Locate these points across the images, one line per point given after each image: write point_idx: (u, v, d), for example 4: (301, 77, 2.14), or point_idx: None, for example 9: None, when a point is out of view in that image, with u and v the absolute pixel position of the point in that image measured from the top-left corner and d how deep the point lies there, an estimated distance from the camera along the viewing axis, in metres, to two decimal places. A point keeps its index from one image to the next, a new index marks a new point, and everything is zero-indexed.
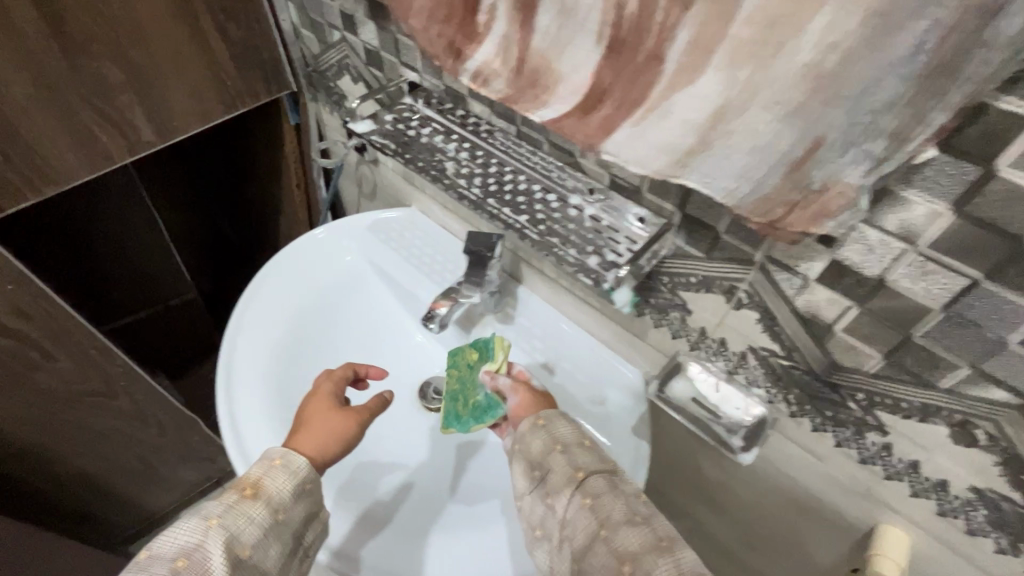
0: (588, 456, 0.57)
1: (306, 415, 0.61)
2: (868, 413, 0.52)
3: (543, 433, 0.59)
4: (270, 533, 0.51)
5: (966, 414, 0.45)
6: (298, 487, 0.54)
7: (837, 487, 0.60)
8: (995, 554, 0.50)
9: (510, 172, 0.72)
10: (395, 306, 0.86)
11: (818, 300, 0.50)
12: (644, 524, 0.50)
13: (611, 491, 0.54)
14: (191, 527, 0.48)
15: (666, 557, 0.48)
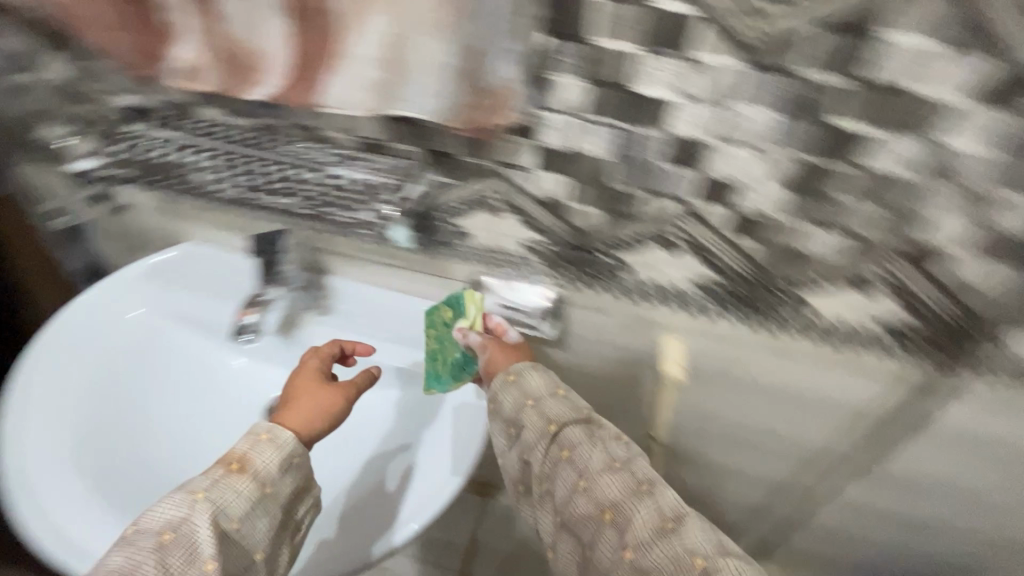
0: (559, 407, 0.60)
1: (298, 393, 0.61)
2: (614, 259, 0.66)
3: (515, 390, 0.61)
4: (258, 507, 0.52)
5: (665, 230, 0.60)
6: (285, 461, 0.55)
7: (627, 328, 0.74)
8: (725, 323, 0.69)
9: (265, 164, 0.69)
10: (204, 345, 0.81)
11: (548, 185, 0.60)
12: (622, 469, 0.55)
13: (589, 440, 0.58)
14: (178, 500, 0.49)
15: (646, 500, 0.53)
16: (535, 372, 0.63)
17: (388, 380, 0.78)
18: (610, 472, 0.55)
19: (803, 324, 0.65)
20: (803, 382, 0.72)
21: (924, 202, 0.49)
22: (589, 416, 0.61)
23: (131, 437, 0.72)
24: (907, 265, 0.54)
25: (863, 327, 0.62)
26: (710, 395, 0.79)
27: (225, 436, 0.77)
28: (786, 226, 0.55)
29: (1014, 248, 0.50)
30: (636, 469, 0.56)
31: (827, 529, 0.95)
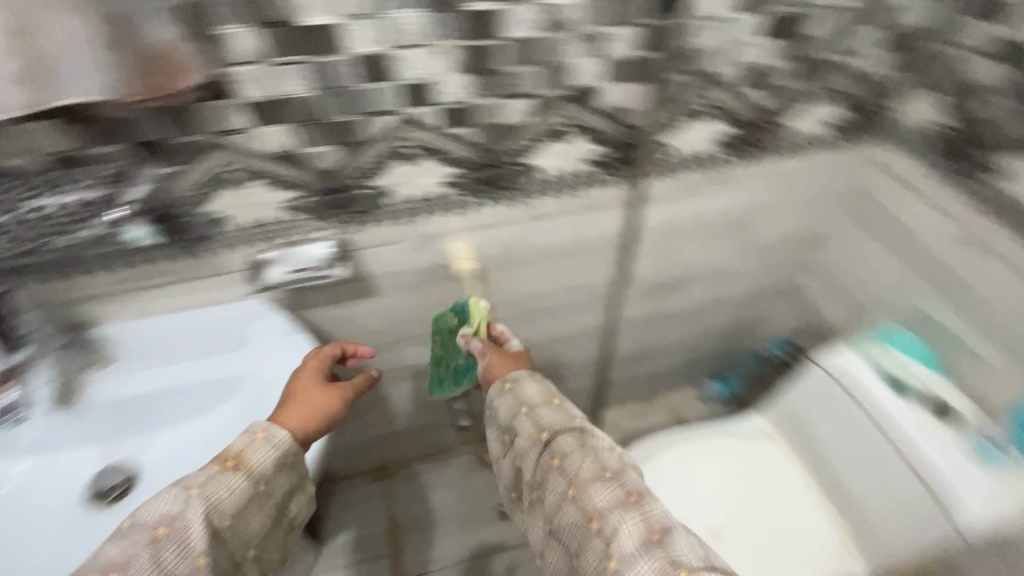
0: (551, 415, 0.70)
1: (302, 388, 0.71)
2: (372, 188, 0.72)
3: (510, 396, 0.74)
4: (252, 501, 0.59)
5: (393, 143, 0.68)
6: (278, 458, 0.63)
7: (415, 247, 0.82)
8: (486, 210, 0.81)
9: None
10: None
11: (273, 139, 0.63)
12: (613, 480, 0.61)
13: (579, 449, 0.66)
14: (170, 496, 0.54)
15: (635, 512, 0.58)
16: (531, 381, 0.76)
17: (204, 395, 0.76)
18: (602, 481, 0.61)
19: (540, 184, 0.80)
20: (565, 234, 0.89)
21: (560, 53, 0.65)
22: (582, 426, 0.69)
23: None
24: (576, 107, 0.71)
25: (579, 170, 0.79)
26: (510, 276, 0.93)
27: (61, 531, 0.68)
28: (483, 105, 0.67)
29: (631, 69, 0.69)
30: (626, 483, 0.61)
31: (643, 339, 1.22)
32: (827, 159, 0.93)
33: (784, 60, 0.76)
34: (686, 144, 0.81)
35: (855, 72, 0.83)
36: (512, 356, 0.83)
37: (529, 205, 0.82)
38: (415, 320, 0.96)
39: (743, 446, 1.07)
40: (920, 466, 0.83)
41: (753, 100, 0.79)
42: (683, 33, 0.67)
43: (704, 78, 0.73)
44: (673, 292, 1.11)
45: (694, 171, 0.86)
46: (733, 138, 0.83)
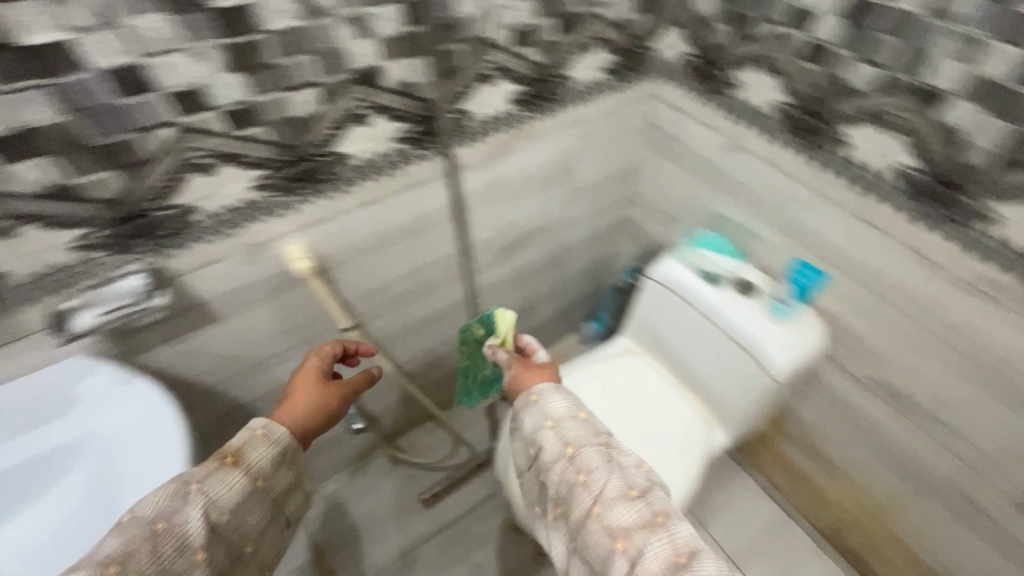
0: (577, 430, 0.70)
1: (302, 383, 0.82)
2: (174, 207, 0.70)
3: (536, 409, 0.74)
4: (249, 499, 0.64)
5: (181, 155, 0.66)
6: (275, 458, 0.69)
7: (246, 259, 0.81)
8: (309, 206, 0.81)
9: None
10: None
11: (34, 175, 0.58)
12: (639, 498, 0.63)
13: (606, 465, 0.66)
14: (170, 490, 0.59)
15: (659, 534, 0.59)
16: (554, 392, 0.75)
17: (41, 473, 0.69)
18: (627, 501, 0.62)
19: (356, 171, 0.82)
20: (399, 214, 0.93)
21: (330, 39, 0.67)
22: (609, 438, 0.69)
23: None
24: (365, 88, 0.74)
25: (389, 149, 0.83)
26: (359, 268, 0.96)
27: None
28: (267, 102, 0.68)
29: (404, 44, 0.73)
30: (653, 502, 0.63)
31: (510, 294, 1.37)
32: (611, 103, 1.09)
33: (545, 17, 0.84)
34: (482, 107, 0.88)
35: (613, 19, 0.94)
36: (535, 365, 0.84)
37: (352, 193, 0.84)
38: (272, 335, 0.94)
39: (608, 364, 1.21)
40: (731, 329, 1.01)
41: (529, 56, 0.88)
42: (443, 3, 0.72)
43: (478, 43, 0.80)
44: (520, 246, 1.24)
45: (499, 131, 0.94)
46: (522, 94, 0.92)
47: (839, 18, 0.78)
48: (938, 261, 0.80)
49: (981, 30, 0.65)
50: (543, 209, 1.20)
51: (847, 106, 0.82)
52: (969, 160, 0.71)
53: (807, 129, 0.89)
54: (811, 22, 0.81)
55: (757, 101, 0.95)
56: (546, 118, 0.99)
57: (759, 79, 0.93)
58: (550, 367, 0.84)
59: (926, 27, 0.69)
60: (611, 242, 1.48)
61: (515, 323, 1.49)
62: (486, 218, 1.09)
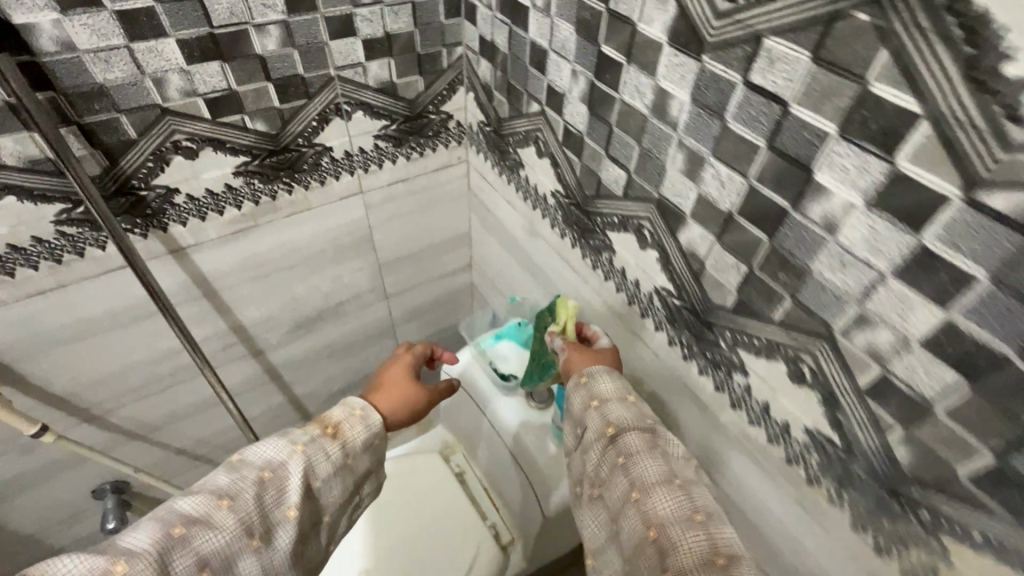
0: (622, 410, 0.57)
1: (401, 373, 0.68)
2: None
3: (583, 390, 0.60)
4: (341, 471, 0.56)
5: None
6: (369, 440, 0.59)
7: None
8: None
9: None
10: None
11: None
12: (679, 491, 0.50)
13: (649, 448, 0.54)
14: (278, 444, 0.53)
15: (698, 529, 0.47)
16: (608, 375, 0.61)
17: None
18: (668, 488, 0.50)
19: (6, 256, 0.68)
20: (98, 301, 0.78)
21: None
22: (653, 427, 0.56)
23: None
24: None
25: (50, 233, 0.68)
26: (60, 359, 0.81)
27: None
28: None
29: (8, 116, 0.58)
30: (695, 496, 0.50)
31: (331, 367, 1.21)
32: (404, 171, 0.94)
33: (255, 82, 0.70)
34: (189, 182, 0.74)
35: (375, 84, 0.80)
36: (596, 351, 0.68)
37: (6, 283, 0.70)
38: None
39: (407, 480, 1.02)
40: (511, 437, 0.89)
41: (247, 126, 0.73)
42: (61, 69, 0.58)
43: (153, 112, 0.65)
44: (325, 321, 1.09)
45: (230, 207, 0.80)
46: (251, 166, 0.77)
47: (585, 106, 0.63)
48: (703, 402, 0.66)
49: (702, 145, 0.50)
50: (347, 282, 1.05)
51: (606, 208, 0.68)
52: (712, 296, 0.57)
53: (580, 224, 0.75)
54: (564, 106, 0.67)
55: (540, 184, 0.80)
56: (303, 190, 0.85)
57: (537, 161, 0.78)
58: (609, 355, 0.68)
59: (654, 131, 0.55)
60: (459, 308, 1.33)
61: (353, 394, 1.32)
62: (252, 298, 0.94)
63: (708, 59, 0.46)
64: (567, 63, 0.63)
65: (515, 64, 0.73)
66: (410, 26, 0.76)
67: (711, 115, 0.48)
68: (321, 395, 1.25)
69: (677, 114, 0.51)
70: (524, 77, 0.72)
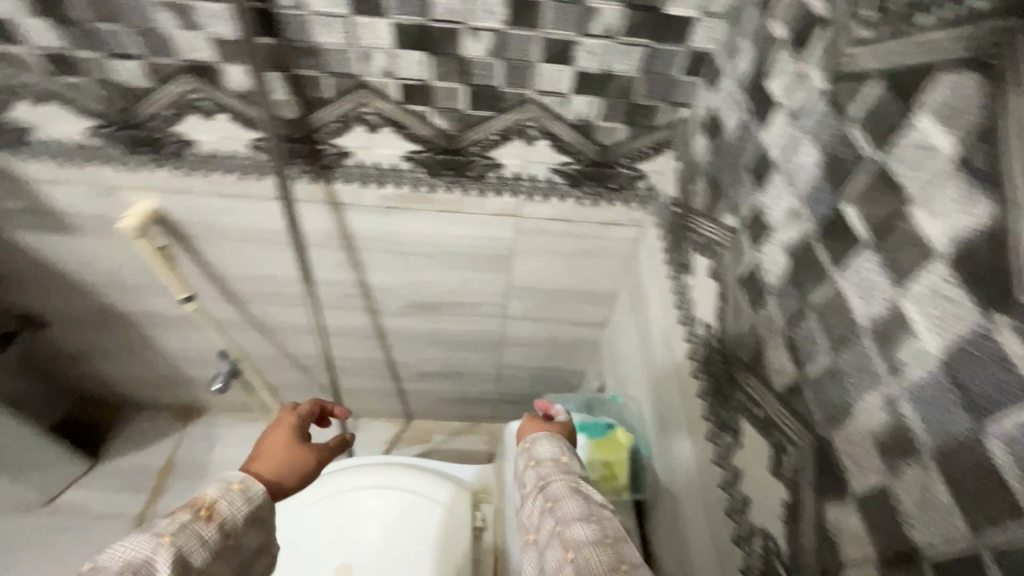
0: (551, 462, 0.60)
1: (282, 433, 0.68)
2: (11, 122, 0.72)
3: (523, 454, 0.63)
4: (218, 555, 0.54)
5: (10, 79, 0.67)
6: (251, 513, 0.57)
7: (92, 196, 0.82)
8: (160, 175, 0.78)
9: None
10: None
11: None
12: (593, 519, 0.52)
13: (571, 491, 0.56)
14: (139, 541, 0.50)
15: (608, 549, 0.50)
16: (547, 440, 0.62)
17: None
18: (582, 520, 0.52)
19: (207, 161, 0.76)
20: (262, 219, 0.85)
21: (143, 19, 0.61)
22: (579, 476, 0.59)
23: None
24: (207, 85, 0.67)
25: (243, 152, 0.75)
26: (222, 251, 0.92)
27: None
28: (86, 58, 0.64)
29: (236, 51, 0.63)
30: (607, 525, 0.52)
31: (431, 351, 1.21)
32: (571, 212, 0.84)
33: (450, 82, 0.66)
34: (363, 151, 0.75)
35: (572, 118, 0.70)
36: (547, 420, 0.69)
37: (202, 179, 0.79)
38: (131, 269, 0.95)
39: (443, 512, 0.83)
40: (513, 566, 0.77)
41: (431, 119, 0.71)
42: (289, 23, 0.60)
43: (352, 81, 0.66)
44: (441, 311, 1.08)
45: (389, 183, 0.79)
46: (421, 156, 0.75)
47: (788, 258, 0.46)
48: None
49: (924, 427, 0.31)
50: (474, 288, 1.02)
51: (756, 388, 0.50)
52: None
53: (719, 379, 0.58)
54: (763, 241, 0.50)
55: (698, 302, 0.64)
56: (461, 195, 0.81)
57: (706, 278, 0.62)
58: (564, 427, 0.68)
59: (860, 353, 0.37)
60: (576, 355, 1.21)
61: (443, 381, 1.33)
62: (385, 266, 0.96)
63: (1001, 327, 0.27)
64: (789, 196, 0.46)
65: (733, 157, 0.57)
66: (635, 71, 0.65)
67: (960, 406, 0.29)
68: (414, 368, 1.27)
69: (907, 361, 0.33)
70: (735, 179, 0.56)
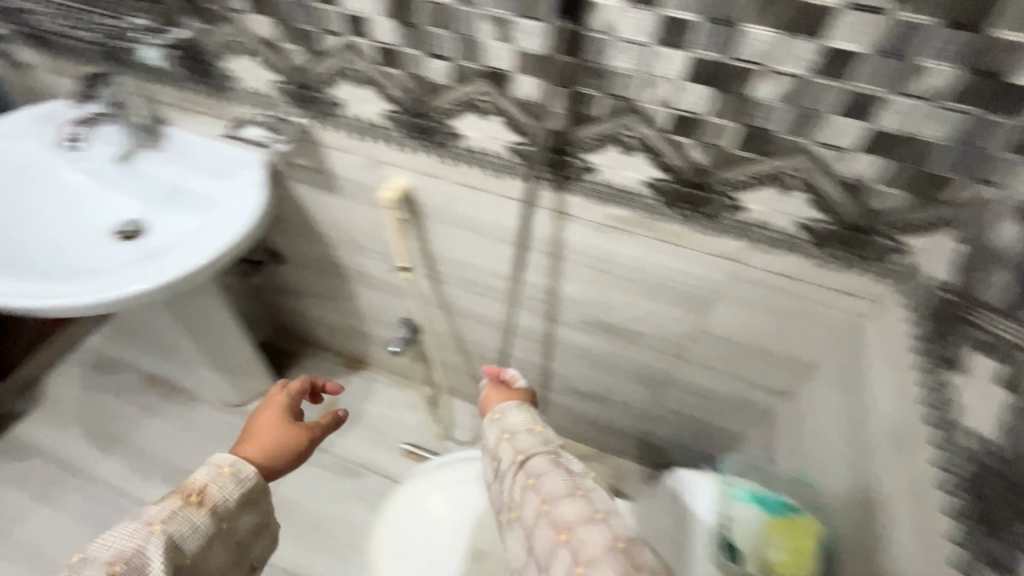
0: (527, 440, 0.71)
1: (272, 415, 0.76)
2: (330, 97, 0.87)
3: (495, 425, 0.75)
4: (214, 535, 0.62)
5: (343, 64, 0.81)
6: (243, 493, 0.64)
7: (363, 167, 0.96)
8: (421, 158, 0.89)
9: (67, 15, 0.91)
10: (18, 217, 1.03)
11: (263, 27, 0.81)
12: (583, 496, 0.63)
13: (554, 465, 0.68)
14: (134, 531, 0.57)
15: (601, 525, 0.61)
16: (517, 411, 0.75)
17: (169, 198, 1.05)
18: (571, 497, 0.63)
19: (466, 154, 0.85)
20: (489, 214, 0.92)
21: (466, 28, 0.69)
22: (557, 448, 0.70)
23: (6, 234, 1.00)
24: (497, 91, 0.74)
25: (500, 151, 0.82)
26: (443, 234, 1.02)
27: (103, 260, 1.03)
28: (408, 54, 0.75)
29: (535, 64, 0.69)
30: (594, 501, 0.64)
31: (589, 370, 1.22)
32: (800, 270, 0.79)
33: (726, 119, 0.66)
34: (609, 171, 0.78)
35: (844, 175, 0.66)
36: (506, 388, 0.83)
37: (454, 169, 0.88)
38: (367, 232, 1.10)
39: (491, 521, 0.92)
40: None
41: (690, 151, 0.71)
42: (593, 45, 0.65)
43: (625, 105, 0.69)
44: (615, 336, 1.09)
45: (620, 205, 0.81)
46: (664, 185, 0.76)
47: None
48: None
49: None
50: (658, 322, 1.01)
51: None
52: None
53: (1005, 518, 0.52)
54: None
55: (973, 412, 0.57)
56: (688, 229, 0.80)
57: (994, 388, 0.55)
58: (520, 391, 0.83)
59: None
60: (739, 415, 1.14)
61: (588, 401, 1.33)
62: (580, 281, 0.99)
63: None
64: None
65: None
66: (942, 138, 0.59)
67: None
68: (565, 381, 1.29)
69: None
70: None
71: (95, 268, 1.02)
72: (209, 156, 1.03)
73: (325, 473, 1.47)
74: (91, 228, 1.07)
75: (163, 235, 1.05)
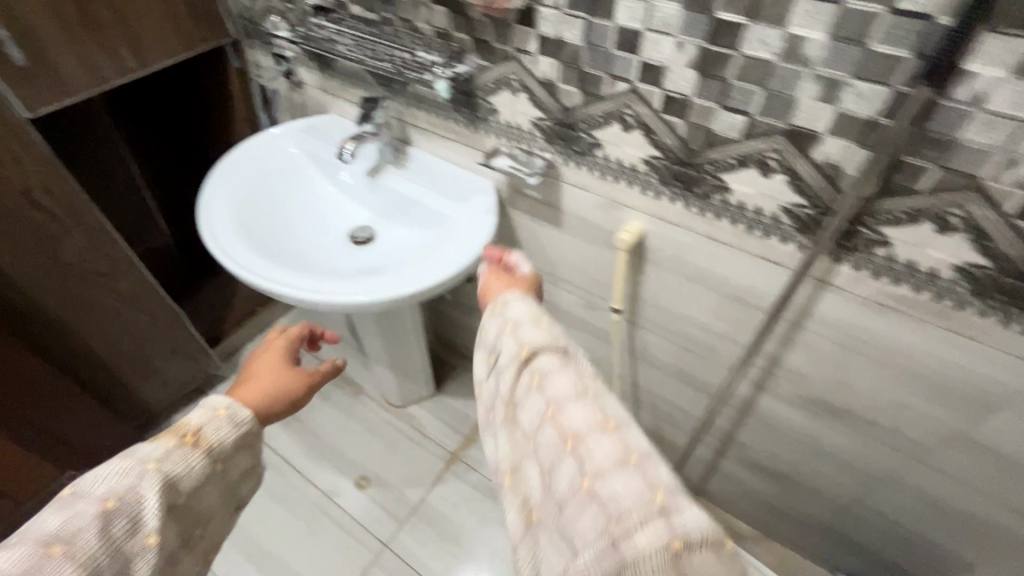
0: (533, 334, 0.65)
1: (266, 364, 0.78)
2: (591, 137, 0.88)
3: (499, 318, 0.70)
4: (210, 474, 0.61)
5: (620, 108, 0.82)
6: (240, 437, 0.64)
7: (599, 206, 0.97)
8: (671, 205, 0.87)
9: (364, 46, 1.02)
10: (279, 213, 1.17)
11: (546, 68, 0.85)
12: (591, 399, 0.56)
13: (560, 363, 0.61)
14: (128, 467, 0.55)
15: (612, 432, 0.53)
16: (519, 299, 0.70)
17: (403, 214, 1.15)
18: (579, 401, 0.56)
19: (726, 208, 0.81)
20: (731, 271, 0.88)
21: (783, 85, 0.66)
22: (565, 347, 0.64)
23: (270, 226, 1.13)
24: (796, 150, 0.70)
25: (770, 211, 0.78)
26: (663, 282, 0.99)
27: (342, 260, 1.15)
28: (700, 104, 0.74)
29: (858, 127, 0.64)
30: (605, 407, 0.56)
31: (784, 449, 1.11)
32: None
33: None
34: (909, 247, 0.70)
35: None
36: (512, 275, 0.80)
37: (708, 220, 0.85)
38: (577, 268, 1.11)
39: None
40: None
41: None
42: (946, 114, 0.58)
43: (963, 181, 0.62)
44: (835, 420, 0.98)
45: (907, 285, 0.73)
46: (981, 272, 0.67)
47: None
48: None
49: None
50: (904, 417, 0.88)
51: None
52: None
53: None
54: None
55: None
56: (996, 324, 0.70)
57: None
58: (525, 279, 0.80)
59: None
60: (977, 540, 0.96)
61: (767, 480, 1.22)
62: (816, 355, 0.90)
63: None
64: None
65: None
66: None
67: None
68: (748, 453, 1.19)
69: None
70: None
71: (335, 267, 1.13)
72: (447, 178, 1.11)
73: (474, 491, 1.49)
74: (334, 229, 1.21)
75: (394, 244, 1.16)
